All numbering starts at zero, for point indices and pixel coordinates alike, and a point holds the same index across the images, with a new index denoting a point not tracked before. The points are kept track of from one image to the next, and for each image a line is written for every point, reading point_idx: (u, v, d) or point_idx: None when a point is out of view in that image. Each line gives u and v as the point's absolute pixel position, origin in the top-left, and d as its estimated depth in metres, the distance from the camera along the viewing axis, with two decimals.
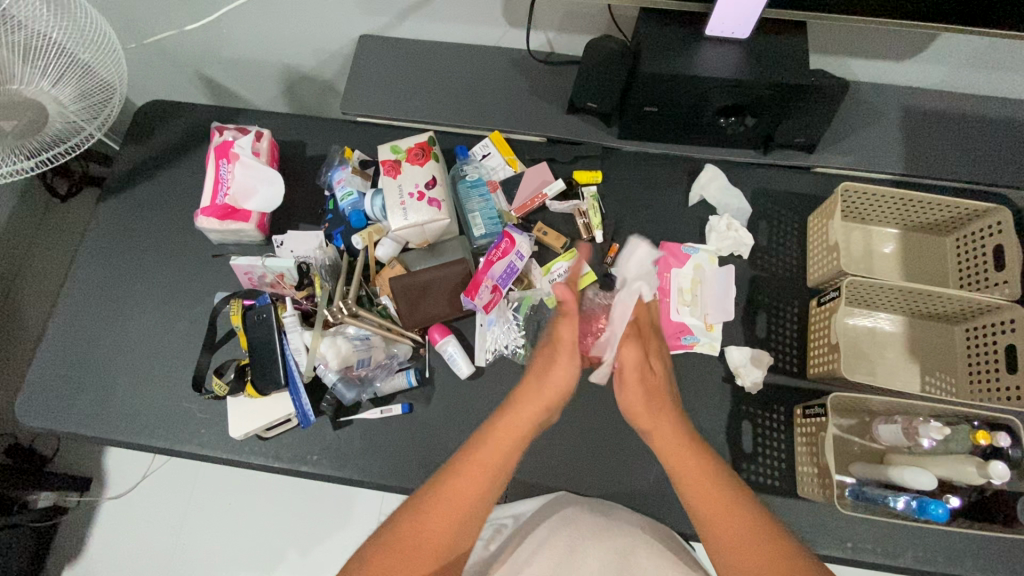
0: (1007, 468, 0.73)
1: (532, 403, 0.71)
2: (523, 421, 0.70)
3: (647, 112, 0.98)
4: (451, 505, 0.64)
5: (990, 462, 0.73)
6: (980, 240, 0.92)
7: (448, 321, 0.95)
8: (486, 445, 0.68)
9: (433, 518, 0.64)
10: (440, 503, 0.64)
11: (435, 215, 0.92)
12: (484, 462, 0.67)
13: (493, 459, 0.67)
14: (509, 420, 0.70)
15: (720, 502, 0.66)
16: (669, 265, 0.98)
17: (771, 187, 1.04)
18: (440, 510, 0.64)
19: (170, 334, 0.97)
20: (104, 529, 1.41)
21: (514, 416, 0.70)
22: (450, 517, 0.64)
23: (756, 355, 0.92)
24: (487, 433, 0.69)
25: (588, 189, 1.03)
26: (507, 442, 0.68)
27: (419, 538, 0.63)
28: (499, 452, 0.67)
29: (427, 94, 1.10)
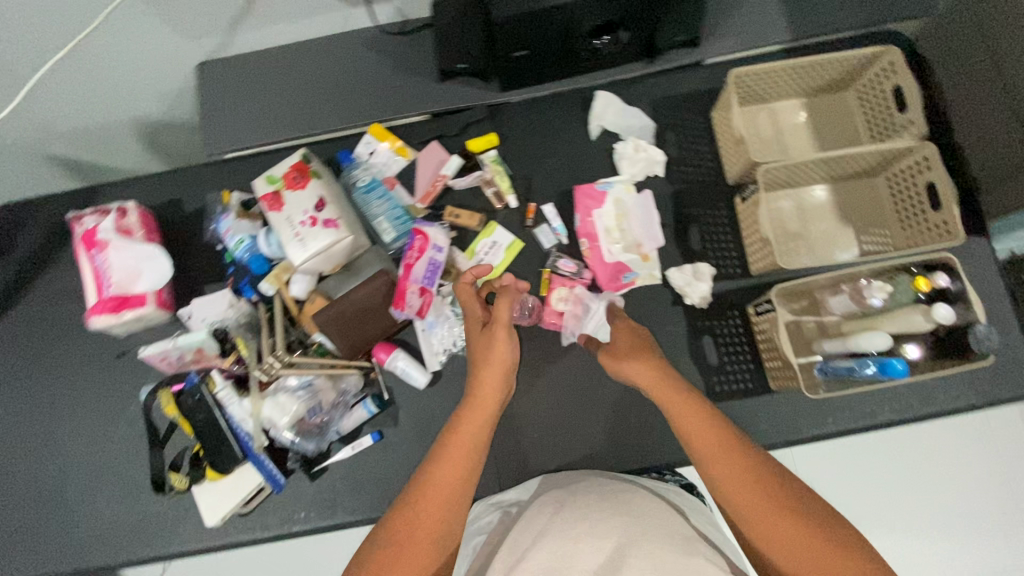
0: (950, 309, 0.75)
1: (493, 382, 0.73)
2: (485, 406, 0.71)
3: (518, 56, 0.91)
4: (439, 491, 0.63)
5: (935, 307, 0.75)
6: (879, 85, 0.90)
7: (389, 337, 0.91)
8: (461, 430, 0.68)
9: (427, 505, 0.62)
10: (432, 488, 0.63)
11: (335, 236, 0.86)
12: (462, 441, 0.67)
13: (472, 436, 0.67)
14: (475, 403, 0.71)
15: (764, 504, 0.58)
16: (588, 208, 0.94)
17: (667, 95, 1.00)
18: (430, 499, 0.62)
19: (111, 444, 0.91)
20: None
21: (481, 396, 0.72)
22: (442, 501, 0.62)
23: (697, 269, 0.91)
24: (457, 423, 0.69)
25: (487, 155, 0.97)
26: (481, 423, 0.69)
27: (418, 525, 0.61)
28: (471, 436, 0.67)
29: (291, 107, 1.01)
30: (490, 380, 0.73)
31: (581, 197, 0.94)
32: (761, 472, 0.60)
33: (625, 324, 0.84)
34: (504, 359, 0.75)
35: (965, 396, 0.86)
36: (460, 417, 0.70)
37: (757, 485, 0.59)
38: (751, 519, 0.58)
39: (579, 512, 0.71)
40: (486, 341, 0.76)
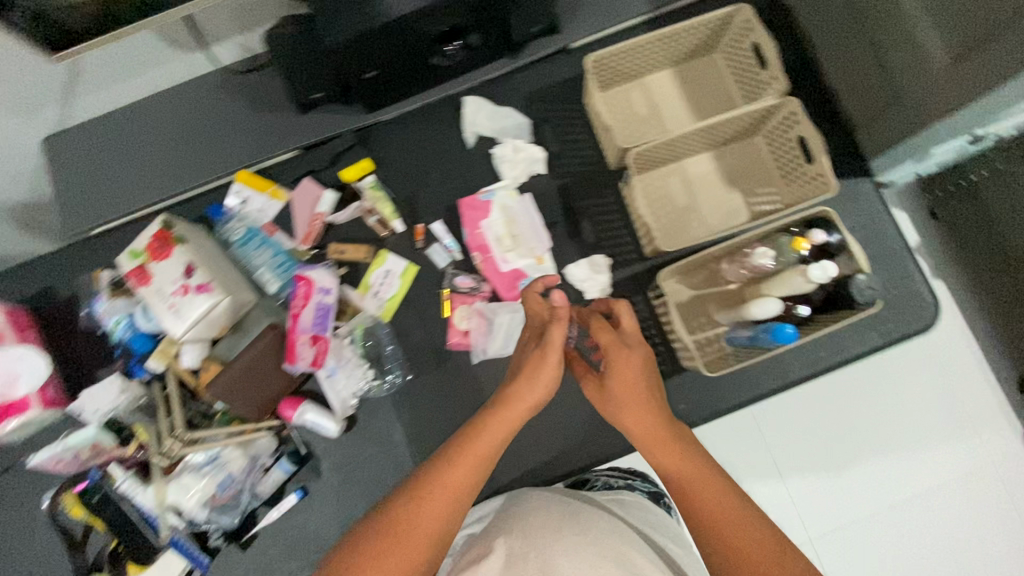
0: (830, 265, 0.73)
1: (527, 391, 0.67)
2: (509, 421, 0.65)
3: (370, 77, 0.86)
4: (449, 486, 0.59)
5: (809, 268, 0.73)
6: (741, 44, 0.89)
7: (295, 389, 0.88)
8: (479, 438, 0.63)
9: (430, 499, 0.58)
10: (440, 486, 0.59)
11: (212, 300, 0.82)
12: (480, 448, 0.62)
13: (492, 440, 0.63)
14: (500, 415, 0.65)
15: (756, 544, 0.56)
16: (476, 220, 0.91)
17: (539, 87, 0.97)
18: (438, 493, 0.59)
19: (30, 556, 0.87)
20: None
21: (509, 407, 0.65)
22: (446, 500, 0.59)
23: (593, 261, 0.91)
24: (484, 424, 0.64)
25: (364, 182, 0.92)
26: (501, 432, 0.64)
27: (416, 522, 0.57)
28: (489, 443, 0.63)
29: (151, 168, 0.95)
30: (526, 387, 0.67)
31: (466, 210, 0.91)
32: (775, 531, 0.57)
33: (639, 352, 0.68)
34: (541, 392, 0.67)
35: (870, 339, 0.88)
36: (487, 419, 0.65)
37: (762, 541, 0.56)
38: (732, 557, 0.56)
39: (527, 525, 0.64)
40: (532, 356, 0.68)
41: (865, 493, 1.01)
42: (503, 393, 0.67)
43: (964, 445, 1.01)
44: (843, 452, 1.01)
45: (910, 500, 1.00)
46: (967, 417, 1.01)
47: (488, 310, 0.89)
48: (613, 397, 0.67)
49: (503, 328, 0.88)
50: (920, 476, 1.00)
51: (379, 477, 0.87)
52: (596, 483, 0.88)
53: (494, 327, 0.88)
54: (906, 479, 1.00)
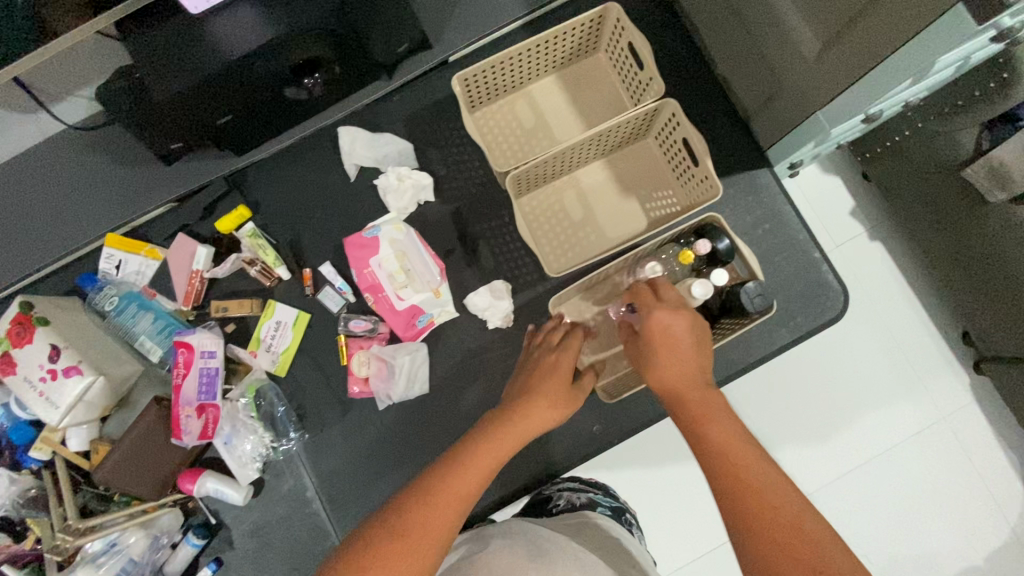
0: (706, 282, 0.69)
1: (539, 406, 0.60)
2: (521, 431, 0.58)
3: (225, 122, 0.81)
4: (455, 494, 0.49)
5: (691, 285, 0.69)
6: (619, 43, 0.84)
7: (194, 459, 0.84)
8: (488, 443, 0.55)
9: (437, 508, 0.48)
10: (448, 491, 0.49)
11: (85, 382, 0.77)
12: (490, 458, 0.54)
13: (501, 451, 0.55)
14: (510, 424, 0.57)
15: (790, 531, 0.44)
16: (363, 259, 0.87)
17: (420, 107, 0.91)
18: (445, 499, 0.49)
19: None
20: None
21: (522, 419, 0.59)
22: (454, 509, 0.48)
23: (492, 287, 0.86)
24: (493, 433, 0.56)
25: (243, 231, 0.87)
26: (509, 444, 0.56)
27: (423, 529, 0.46)
28: (500, 451, 0.55)
29: (12, 240, 0.88)
30: (538, 406, 0.60)
31: (352, 249, 0.87)
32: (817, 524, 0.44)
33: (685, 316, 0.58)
34: (563, 412, 0.62)
35: (781, 335, 0.86)
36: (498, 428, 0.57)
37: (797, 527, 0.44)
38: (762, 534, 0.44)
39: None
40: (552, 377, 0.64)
41: (812, 467, 0.96)
42: (512, 404, 0.61)
43: (914, 400, 0.96)
44: (786, 426, 0.96)
45: (858, 467, 0.96)
46: (911, 369, 0.97)
47: (386, 353, 0.84)
48: (659, 367, 0.57)
49: (404, 369, 0.84)
50: (867, 440, 0.96)
51: (296, 539, 0.84)
52: (558, 500, 0.76)
53: (393, 369, 0.84)
54: (855, 445, 0.96)
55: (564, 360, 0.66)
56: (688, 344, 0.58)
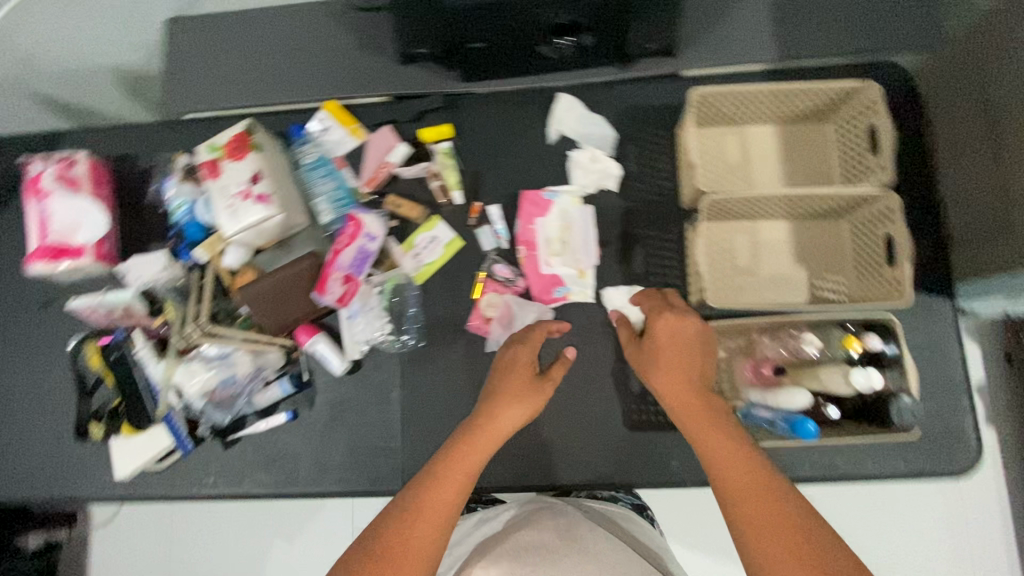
0: (874, 375, 0.70)
1: (504, 409, 0.70)
2: (496, 432, 0.68)
3: (472, 48, 0.88)
4: (434, 511, 0.60)
5: (854, 370, 0.70)
6: (858, 121, 0.83)
7: (314, 318, 0.90)
8: (457, 455, 0.65)
9: (421, 522, 0.59)
10: (423, 511, 0.60)
11: (267, 212, 0.85)
12: (458, 472, 0.63)
13: (467, 465, 0.64)
14: (483, 432, 0.67)
15: (768, 506, 0.55)
16: (531, 215, 0.89)
17: (636, 105, 0.94)
18: (425, 517, 0.59)
19: (43, 386, 0.94)
20: None
21: (494, 422, 0.68)
22: (432, 527, 0.59)
23: (633, 291, 0.88)
24: (461, 443, 0.66)
25: (438, 146, 0.94)
26: (477, 453, 0.65)
27: (408, 546, 0.57)
28: (471, 457, 0.65)
29: (254, 72, 0.99)
30: (506, 412, 0.69)
31: (525, 202, 0.90)
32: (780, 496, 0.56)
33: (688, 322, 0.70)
34: (532, 405, 0.71)
35: (895, 465, 0.81)
36: (466, 436, 0.67)
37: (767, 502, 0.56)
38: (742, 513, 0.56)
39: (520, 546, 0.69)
40: (523, 381, 0.73)
41: None
42: (486, 406, 0.71)
43: None
44: None
45: None
46: None
47: (515, 303, 0.88)
48: (658, 370, 0.68)
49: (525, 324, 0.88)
50: None
51: (366, 429, 0.89)
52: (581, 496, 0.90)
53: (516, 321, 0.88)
54: None
55: (525, 354, 0.76)
56: (687, 352, 0.68)
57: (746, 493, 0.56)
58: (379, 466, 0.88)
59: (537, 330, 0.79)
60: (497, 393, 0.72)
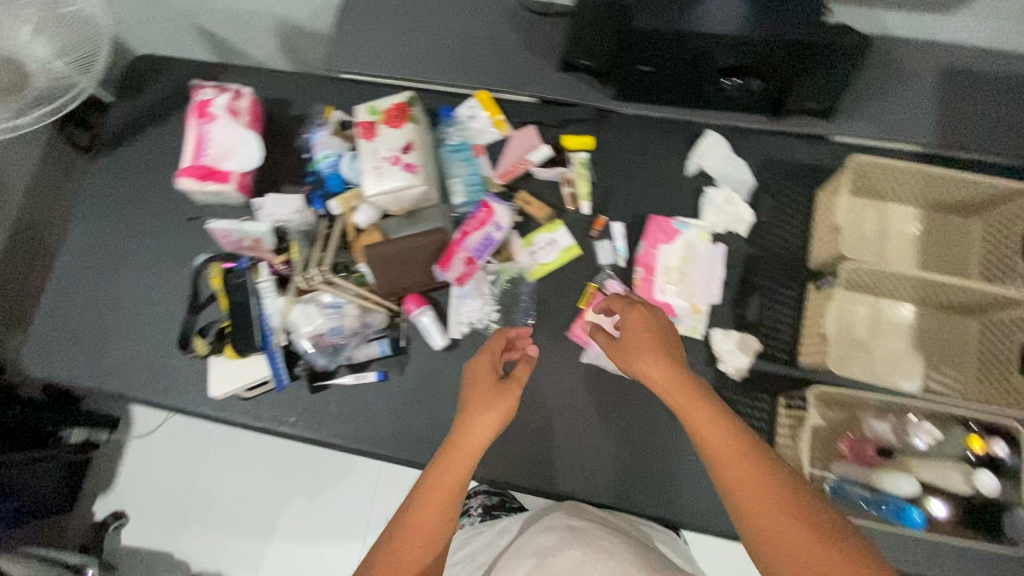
0: (998, 482, 0.72)
1: (479, 419, 0.71)
2: (472, 446, 0.70)
3: (640, 71, 0.89)
4: (418, 533, 0.66)
5: (982, 473, 0.72)
6: (1014, 222, 0.81)
7: (424, 291, 0.93)
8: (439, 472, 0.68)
9: (406, 546, 0.65)
10: (408, 536, 0.66)
11: (411, 181, 0.89)
12: (434, 495, 0.67)
13: (448, 484, 0.67)
14: (456, 450, 0.69)
15: (772, 497, 0.56)
16: (657, 241, 0.90)
17: (780, 158, 0.95)
18: (410, 541, 0.66)
19: (158, 294, 0.99)
20: (141, 457, 1.76)
21: (465, 437, 0.70)
22: (419, 547, 0.66)
23: (742, 339, 0.88)
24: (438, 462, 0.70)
25: (577, 155, 0.96)
26: (462, 469, 0.68)
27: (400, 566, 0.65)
28: (454, 474, 0.68)
29: (416, 47, 1.03)
30: (479, 424, 0.70)
31: (654, 227, 0.91)
32: (780, 483, 0.57)
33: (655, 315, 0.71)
34: (504, 408, 0.72)
35: None
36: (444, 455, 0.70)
37: (772, 495, 0.56)
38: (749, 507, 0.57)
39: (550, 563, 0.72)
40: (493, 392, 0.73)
41: None
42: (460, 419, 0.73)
43: None
44: None
45: None
46: None
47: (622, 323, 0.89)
48: (639, 363, 0.68)
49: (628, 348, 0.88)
50: None
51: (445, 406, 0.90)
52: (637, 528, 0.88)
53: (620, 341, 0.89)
54: None
55: (483, 364, 0.77)
56: (658, 345, 0.68)
57: (744, 479, 0.58)
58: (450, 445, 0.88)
59: (496, 340, 0.80)
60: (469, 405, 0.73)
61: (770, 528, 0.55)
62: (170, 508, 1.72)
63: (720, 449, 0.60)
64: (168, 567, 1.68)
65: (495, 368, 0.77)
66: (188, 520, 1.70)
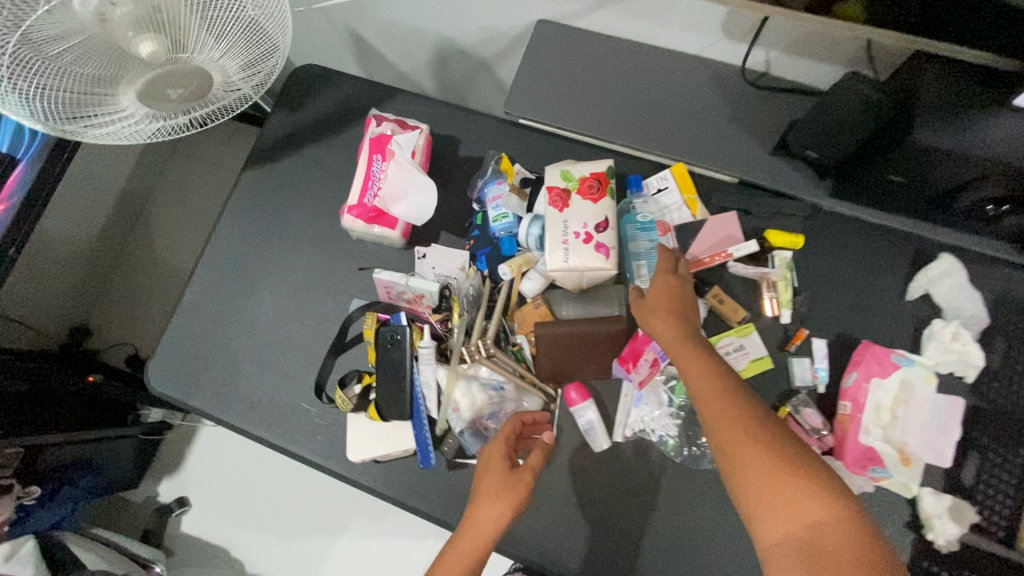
0: None
1: (486, 504, 0.70)
2: (484, 533, 0.68)
3: (890, 177, 0.80)
4: None
5: None
6: None
7: (585, 379, 0.84)
8: (451, 554, 0.68)
9: None
10: None
11: (601, 264, 0.80)
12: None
13: (456, 567, 0.67)
14: (465, 537, 0.69)
15: (746, 440, 0.63)
16: (870, 373, 0.79)
17: (1019, 296, 0.82)
18: None
19: (298, 328, 0.93)
20: (209, 448, 1.72)
21: (474, 523, 0.69)
22: None
23: (956, 506, 0.76)
24: (448, 550, 0.69)
25: (782, 254, 0.85)
26: (471, 553, 0.68)
27: None
28: (465, 559, 0.68)
29: (607, 99, 0.92)
30: (486, 511, 0.69)
31: (869, 356, 0.80)
32: (756, 428, 0.64)
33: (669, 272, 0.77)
34: (514, 500, 0.70)
35: None
36: (453, 543, 0.70)
37: (748, 435, 0.63)
38: (726, 445, 0.64)
39: None
40: (501, 483, 0.71)
41: None
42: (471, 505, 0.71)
43: None
44: None
45: None
46: None
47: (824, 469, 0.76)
48: (649, 314, 0.75)
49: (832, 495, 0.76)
50: None
51: (596, 515, 0.79)
52: None
53: None
54: None
55: (497, 451, 0.74)
56: (669, 303, 0.75)
57: (726, 420, 0.65)
58: (601, 560, 0.78)
59: (508, 425, 0.77)
60: (480, 491, 0.71)
61: (748, 467, 0.61)
62: (230, 504, 1.67)
63: (706, 394, 0.67)
64: (223, 561, 1.64)
65: (509, 453, 0.75)
66: (247, 517, 1.66)
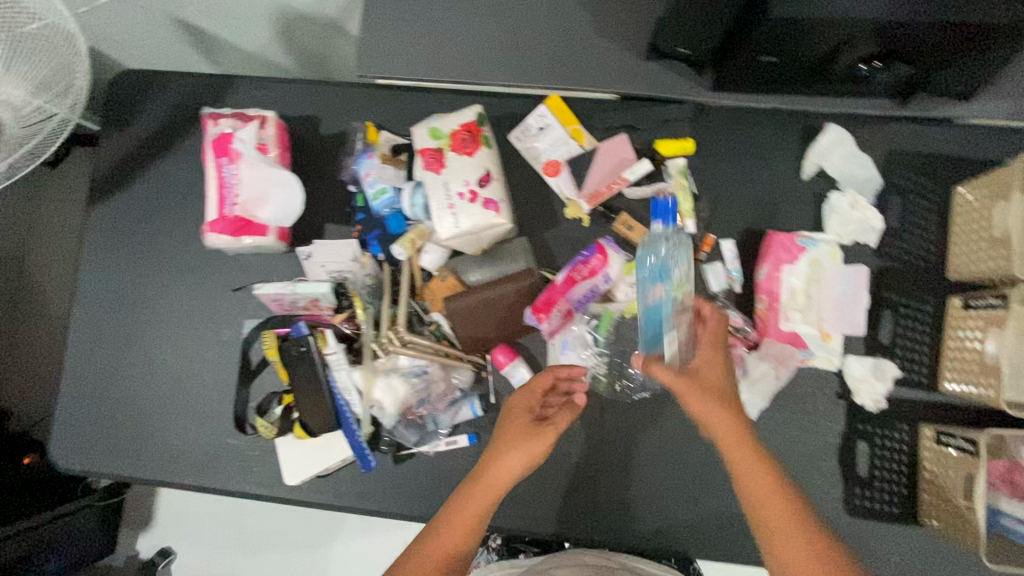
0: None
1: (515, 455, 0.64)
2: (500, 483, 0.63)
3: (762, 60, 0.74)
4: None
5: None
6: None
7: (510, 338, 0.81)
8: (466, 504, 0.62)
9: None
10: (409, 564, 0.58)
11: (492, 219, 0.75)
12: (460, 526, 0.60)
13: (471, 518, 0.61)
14: (482, 486, 0.63)
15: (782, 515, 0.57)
16: (779, 261, 0.79)
17: (905, 149, 0.82)
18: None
19: (199, 364, 0.85)
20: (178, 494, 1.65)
21: (496, 470, 0.64)
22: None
23: (877, 365, 0.78)
24: (463, 496, 0.63)
25: (674, 163, 0.83)
26: (484, 503, 0.62)
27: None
28: (479, 509, 0.61)
29: (461, 36, 0.83)
30: (513, 460, 0.64)
31: (775, 245, 0.79)
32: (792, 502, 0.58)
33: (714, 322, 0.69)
34: (537, 451, 0.65)
35: None
36: (468, 490, 0.63)
37: (786, 511, 0.57)
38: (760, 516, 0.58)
39: None
40: (529, 431, 0.66)
41: None
42: (493, 451, 0.65)
43: None
44: None
45: None
46: None
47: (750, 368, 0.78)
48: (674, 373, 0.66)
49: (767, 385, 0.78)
50: None
51: (554, 467, 0.79)
52: None
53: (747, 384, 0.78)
54: None
55: (523, 403, 0.69)
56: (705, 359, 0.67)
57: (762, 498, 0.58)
58: (563, 507, 0.78)
59: (542, 376, 0.70)
60: (504, 441, 0.66)
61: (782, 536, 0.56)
62: (216, 540, 1.54)
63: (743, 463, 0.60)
64: None
65: (536, 407, 0.69)
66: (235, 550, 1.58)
